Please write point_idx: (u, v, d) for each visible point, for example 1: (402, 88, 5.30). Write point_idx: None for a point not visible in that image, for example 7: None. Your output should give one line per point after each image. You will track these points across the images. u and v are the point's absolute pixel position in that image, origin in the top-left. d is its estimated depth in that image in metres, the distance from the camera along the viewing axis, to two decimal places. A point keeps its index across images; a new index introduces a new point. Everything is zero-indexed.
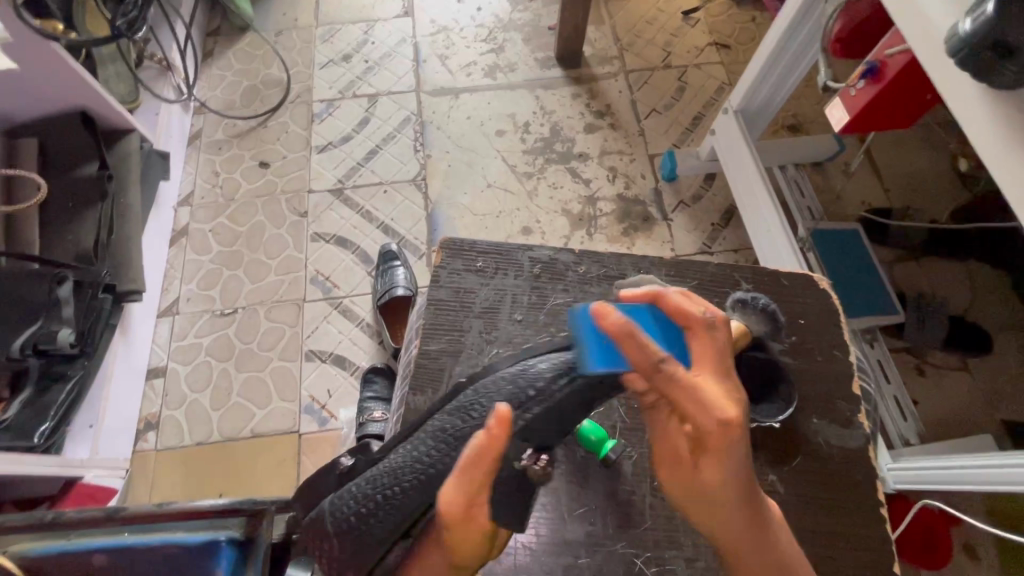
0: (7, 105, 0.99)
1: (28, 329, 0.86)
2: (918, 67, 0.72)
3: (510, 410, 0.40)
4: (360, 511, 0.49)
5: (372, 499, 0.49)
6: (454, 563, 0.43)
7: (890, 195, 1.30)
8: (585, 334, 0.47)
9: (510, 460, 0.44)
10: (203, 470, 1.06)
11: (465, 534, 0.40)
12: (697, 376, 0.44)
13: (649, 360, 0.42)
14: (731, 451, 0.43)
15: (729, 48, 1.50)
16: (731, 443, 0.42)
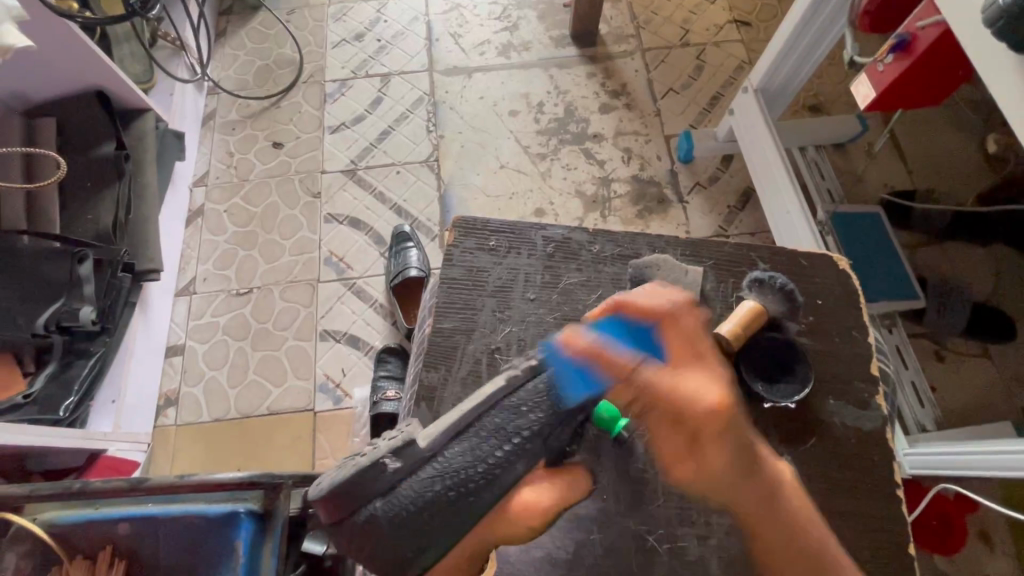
0: (25, 84, 1.00)
1: (51, 306, 0.88)
2: (950, 40, 0.69)
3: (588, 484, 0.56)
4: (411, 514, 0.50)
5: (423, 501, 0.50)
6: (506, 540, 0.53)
7: (914, 176, 1.26)
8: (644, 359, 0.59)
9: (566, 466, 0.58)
10: (221, 445, 1.09)
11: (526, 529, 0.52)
12: (678, 375, 0.56)
13: (623, 366, 0.56)
14: (729, 424, 0.54)
15: (749, 25, 1.46)
16: (727, 419, 0.54)
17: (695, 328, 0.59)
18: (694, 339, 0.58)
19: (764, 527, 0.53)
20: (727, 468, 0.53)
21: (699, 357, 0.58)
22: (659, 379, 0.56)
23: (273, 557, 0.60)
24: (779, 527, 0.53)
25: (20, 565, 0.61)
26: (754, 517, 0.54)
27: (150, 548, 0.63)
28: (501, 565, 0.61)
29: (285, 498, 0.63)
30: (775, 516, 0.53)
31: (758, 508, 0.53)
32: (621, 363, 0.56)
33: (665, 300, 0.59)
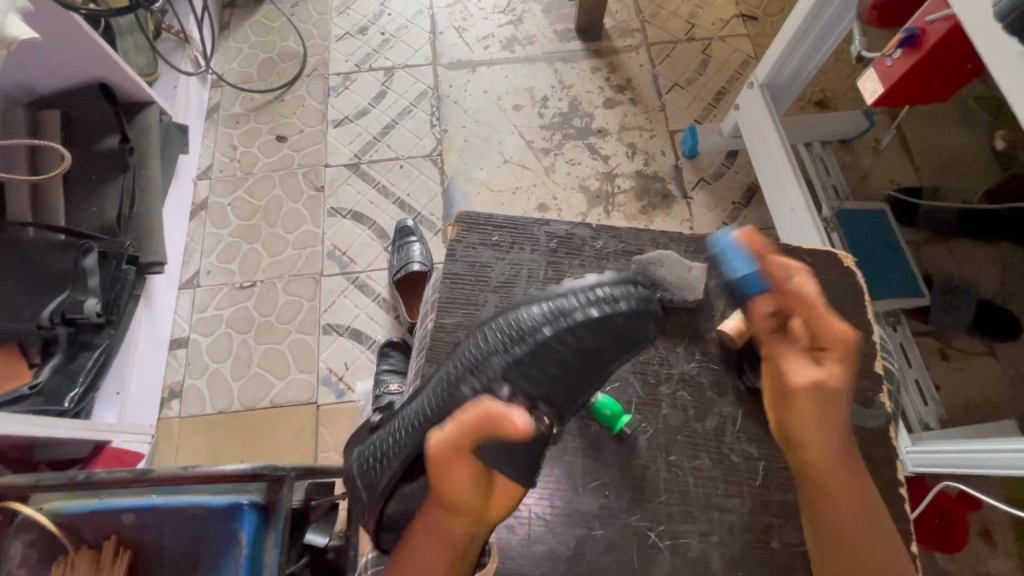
0: (29, 76, 1.00)
1: (56, 298, 0.89)
2: (959, 35, 0.68)
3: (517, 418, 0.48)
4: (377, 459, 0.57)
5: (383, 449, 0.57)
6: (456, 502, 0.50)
7: (920, 173, 1.25)
8: (601, 296, 0.54)
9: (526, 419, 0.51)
10: (224, 437, 1.09)
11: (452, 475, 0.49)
12: (825, 306, 0.57)
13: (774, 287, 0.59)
14: (844, 378, 0.55)
15: (755, 19, 1.44)
16: (841, 367, 0.55)
17: (816, 287, 0.58)
18: (811, 298, 0.57)
19: (825, 484, 0.55)
20: (825, 414, 0.54)
21: (812, 309, 0.57)
22: (806, 302, 0.57)
23: (276, 549, 0.61)
24: (843, 484, 0.55)
25: (26, 555, 0.61)
26: (830, 473, 0.55)
27: (155, 541, 0.63)
28: (503, 559, 0.61)
29: (288, 490, 0.63)
30: (848, 480, 0.55)
31: (828, 448, 0.55)
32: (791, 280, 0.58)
33: (800, 262, 0.59)
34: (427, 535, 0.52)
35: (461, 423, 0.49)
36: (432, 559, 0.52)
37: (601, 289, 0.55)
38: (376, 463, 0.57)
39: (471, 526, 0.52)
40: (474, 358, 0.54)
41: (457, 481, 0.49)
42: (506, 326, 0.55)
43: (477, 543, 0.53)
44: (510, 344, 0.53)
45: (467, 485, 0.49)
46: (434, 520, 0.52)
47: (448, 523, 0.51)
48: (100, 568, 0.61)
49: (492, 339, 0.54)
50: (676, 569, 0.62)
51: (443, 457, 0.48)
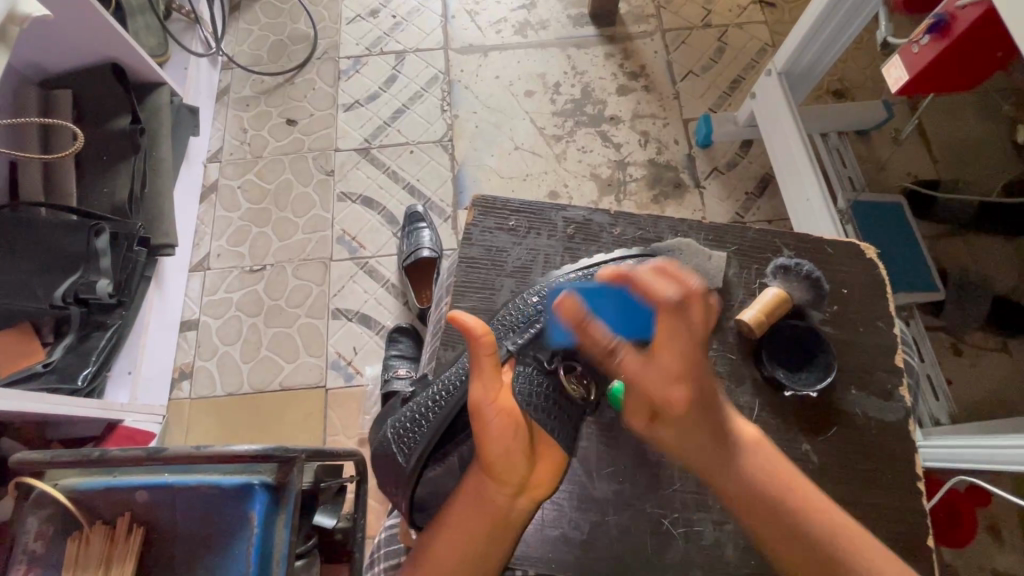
0: (40, 55, 0.99)
1: (68, 279, 0.89)
2: (991, 21, 0.67)
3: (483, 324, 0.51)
4: (411, 429, 0.57)
5: (415, 417, 0.58)
6: (504, 471, 0.51)
7: (939, 166, 1.23)
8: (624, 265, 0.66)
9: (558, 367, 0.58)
10: (234, 420, 1.10)
11: (493, 420, 0.51)
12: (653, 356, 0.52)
13: (605, 344, 0.55)
14: (686, 397, 0.52)
15: (773, 6, 1.42)
16: (682, 392, 0.52)
17: (679, 324, 0.49)
18: (676, 332, 0.50)
19: (722, 483, 0.54)
20: (677, 430, 0.54)
21: (684, 347, 0.50)
22: (632, 364, 0.53)
23: (286, 530, 0.61)
24: (737, 475, 0.53)
25: (43, 528, 0.62)
26: (705, 468, 0.54)
27: (167, 518, 0.64)
28: (518, 544, 0.61)
29: (298, 473, 0.63)
30: (740, 476, 0.53)
31: (703, 445, 0.54)
32: (603, 344, 0.55)
33: (669, 292, 0.49)
34: (473, 508, 0.52)
35: (481, 360, 0.51)
36: (475, 531, 0.51)
37: (623, 260, 0.66)
38: (411, 432, 0.57)
39: (513, 494, 0.52)
40: (521, 318, 0.62)
41: (496, 431, 0.51)
42: (545, 291, 0.64)
43: (520, 517, 0.53)
44: (550, 304, 0.62)
45: (502, 441, 0.51)
46: (480, 489, 0.52)
47: (493, 492, 0.52)
48: (115, 543, 0.62)
49: (534, 300, 0.64)
50: (689, 554, 0.62)
51: (483, 404, 0.51)
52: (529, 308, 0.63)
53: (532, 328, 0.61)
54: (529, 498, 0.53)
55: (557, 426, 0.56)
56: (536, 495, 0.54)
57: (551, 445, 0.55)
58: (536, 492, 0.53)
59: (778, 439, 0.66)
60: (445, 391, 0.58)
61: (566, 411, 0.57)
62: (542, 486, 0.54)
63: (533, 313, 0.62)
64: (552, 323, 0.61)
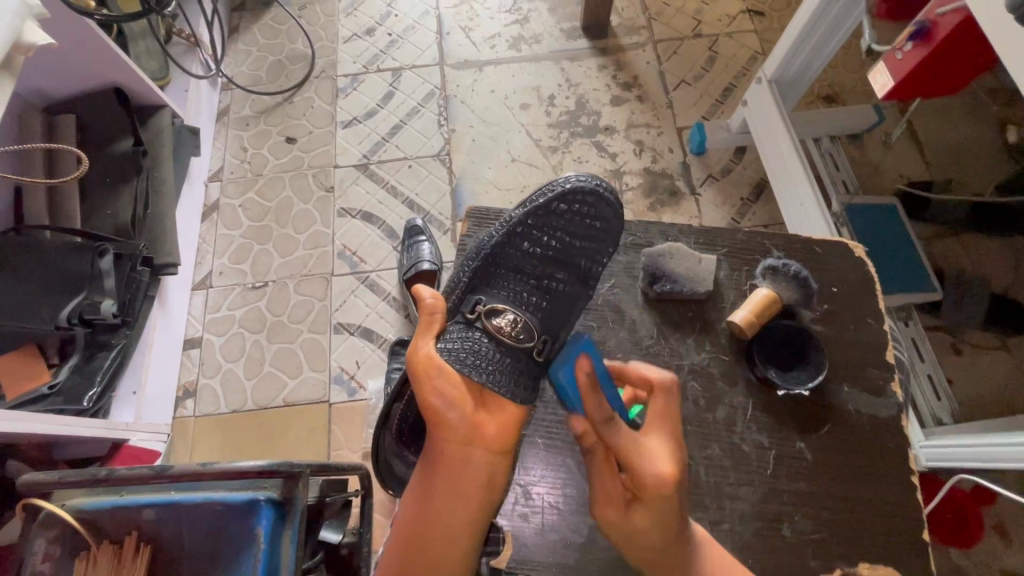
0: (45, 82, 1.02)
1: (74, 300, 0.90)
2: (971, 27, 0.68)
3: (419, 287, 0.58)
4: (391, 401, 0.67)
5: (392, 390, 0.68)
6: (436, 410, 0.53)
7: (932, 167, 1.24)
8: (541, 196, 0.62)
9: (484, 317, 0.59)
10: (237, 436, 1.11)
11: (419, 365, 0.55)
12: (644, 438, 0.53)
13: (603, 415, 0.53)
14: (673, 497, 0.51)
15: (762, 15, 1.44)
16: (675, 492, 0.51)
17: (671, 404, 0.56)
18: (665, 414, 0.56)
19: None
20: (660, 534, 0.52)
21: (675, 431, 0.55)
22: (623, 437, 0.53)
23: (292, 545, 0.62)
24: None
25: (50, 550, 0.62)
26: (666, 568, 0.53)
27: (173, 535, 0.64)
28: (518, 546, 0.62)
29: (303, 488, 0.64)
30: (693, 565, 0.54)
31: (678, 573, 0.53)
32: (604, 412, 0.53)
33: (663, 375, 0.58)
34: (426, 467, 0.54)
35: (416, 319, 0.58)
36: (432, 495, 0.53)
37: (542, 191, 0.62)
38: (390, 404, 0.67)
39: (463, 444, 0.53)
40: (450, 281, 0.64)
41: (426, 377, 0.54)
42: (470, 252, 0.65)
43: (478, 473, 0.53)
44: (472, 261, 0.63)
45: (433, 379, 0.53)
46: (430, 445, 0.54)
47: (440, 443, 0.53)
48: (121, 563, 0.63)
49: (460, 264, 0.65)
50: None
51: (412, 356, 0.56)
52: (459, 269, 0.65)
53: (457, 288, 0.62)
54: (483, 450, 0.53)
55: (496, 374, 0.56)
56: (490, 445, 0.53)
57: (497, 396, 0.55)
58: (488, 443, 0.53)
59: (773, 438, 0.66)
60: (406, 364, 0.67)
61: (503, 360, 0.57)
62: (492, 435, 0.54)
63: (459, 274, 0.64)
64: (474, 281, 0.63)
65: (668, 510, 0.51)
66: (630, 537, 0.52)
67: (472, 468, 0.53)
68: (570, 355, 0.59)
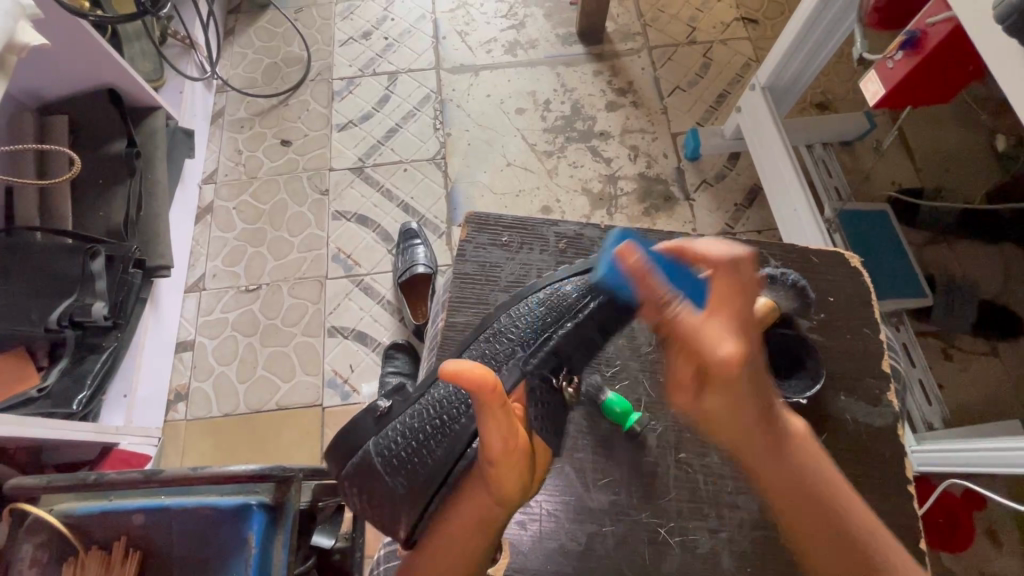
0: (37, 83, 1.01)
1: (63, 303, 0.88)
2: (961, 37, 0.70)
3: (451, 368, 0.44)
4: (412, 457, 0.54)
5: (415, 444, 0.55)
6: (513, 493, 0.47)
7: (922, 174, 1.26)
8: None
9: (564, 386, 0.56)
10: (230, 440, 1.10)
11: (514, 460, 0.45)
12: (703, 320, 0.47)
13: (659, 295, 0.53)
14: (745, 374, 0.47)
15: (756, 23, 1.46)
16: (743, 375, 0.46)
17: (735, 283, 0.48)
18: (737, 293, 0.48)
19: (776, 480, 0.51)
20: (733, 370, 0.46)
21: (743, 310, 0.48)
22: (686, 322, 0.48)
23: (284, 550, 0.62)
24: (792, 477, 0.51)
25: (38, 555, 0.61)
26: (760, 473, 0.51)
27: (164, 542, 0.63)
28: (515, 555, 0.62)
29: (296, 491, 0.64)
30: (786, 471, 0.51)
31: (767, 458, 0.51)
32: (659, 295, 0.53)
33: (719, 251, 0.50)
34: (469, 524, 0.50)
35: (498, 412, 0.44)
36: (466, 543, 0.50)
37: None
38: (408, 457, 0.55)
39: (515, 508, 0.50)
40: (530, 330, 0.58)
41: (507, 474, 0.46)
42: (549, 298, 0.61)
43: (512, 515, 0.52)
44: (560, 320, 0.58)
45: (513, 466, 0.45)
46: (482, 509, 0.49)
47: (495, 511, 0.49)
48: (110, 568, 0.62)
49: (540, 312, 0.59)
50: (686, 564, 0.63)
51: (510, 452, 0.45)
52: (533, 320, 0.59)
53: (545, 347, 0.56)
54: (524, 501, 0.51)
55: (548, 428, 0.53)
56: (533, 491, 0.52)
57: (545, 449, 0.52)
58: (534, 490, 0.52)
59: None
60: (450, 414, 0.55)
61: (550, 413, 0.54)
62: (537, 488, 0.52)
63: (528, 321, 0.59)
64: (561, 338, 0.57)
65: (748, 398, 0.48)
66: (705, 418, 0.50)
67: (500, 518, 0.50)
68: (607, 256, 0.58)
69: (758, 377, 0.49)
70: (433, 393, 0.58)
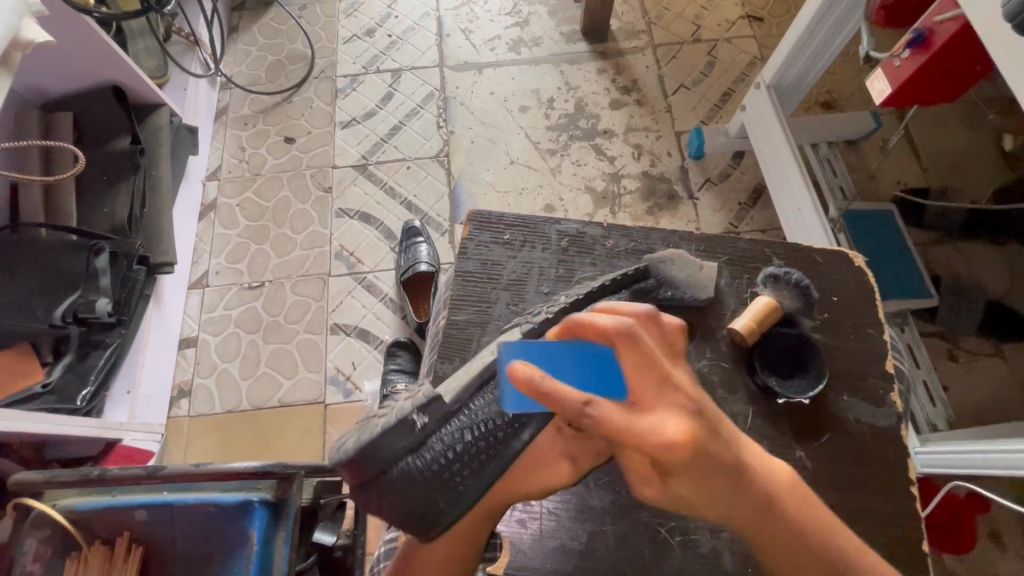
0: (42, 79, 1.01)
1: (68, 299, 0.89)
2: (969, 35, 0.69)
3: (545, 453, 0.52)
4: (456, 472, 0.50)
5: (461, 461, 0.50)
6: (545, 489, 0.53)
7: (928, 174, 1.25)
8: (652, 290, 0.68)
9: None
10: (232, 436, 1.10)
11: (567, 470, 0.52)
12: (638, 413, 0.37)
13: (576, 401, 0.36)
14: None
15: (761, 21, 1.45)
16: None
17: (642, 353, 0.39)
18: (646, 359, 0.39)
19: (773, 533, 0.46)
20: (688, 446, 0.37)
21: (665, 377, 0.39)
22: (615, 415, 0.36)
23: (285, 548, 0.62)
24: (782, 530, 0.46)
25: (40, 550, 0.61)
26: (752, 531, 0.46)
27: (166, 537, 0.64)
28: (516, 553, 0.62)
29: (298, 488, 0.64)
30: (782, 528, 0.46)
31: (754, 519, 0.45)
32: (574, 397, 0.36)
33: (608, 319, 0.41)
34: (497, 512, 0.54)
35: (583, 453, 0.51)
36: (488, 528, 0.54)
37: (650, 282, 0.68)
38: (453, 476, 0.50)
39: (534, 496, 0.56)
40: None
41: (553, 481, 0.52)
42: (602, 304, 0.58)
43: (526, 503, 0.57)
44: None
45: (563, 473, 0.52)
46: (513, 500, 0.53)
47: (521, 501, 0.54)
48: (112, 564, 0.63)
49: None
50: (687, 564, 0.62)
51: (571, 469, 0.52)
52: None
53: None
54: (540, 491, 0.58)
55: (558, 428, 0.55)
56: None
57: None
58: None
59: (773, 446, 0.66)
60: (500, 433, 0.51)
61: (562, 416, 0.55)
62: None
63: None
64: None
65: (718, 456, 0.41)
66: (681, 502, 0.42)
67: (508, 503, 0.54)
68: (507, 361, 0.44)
69: (708, 443, 0.39)
70: (475, 410, 0.51)
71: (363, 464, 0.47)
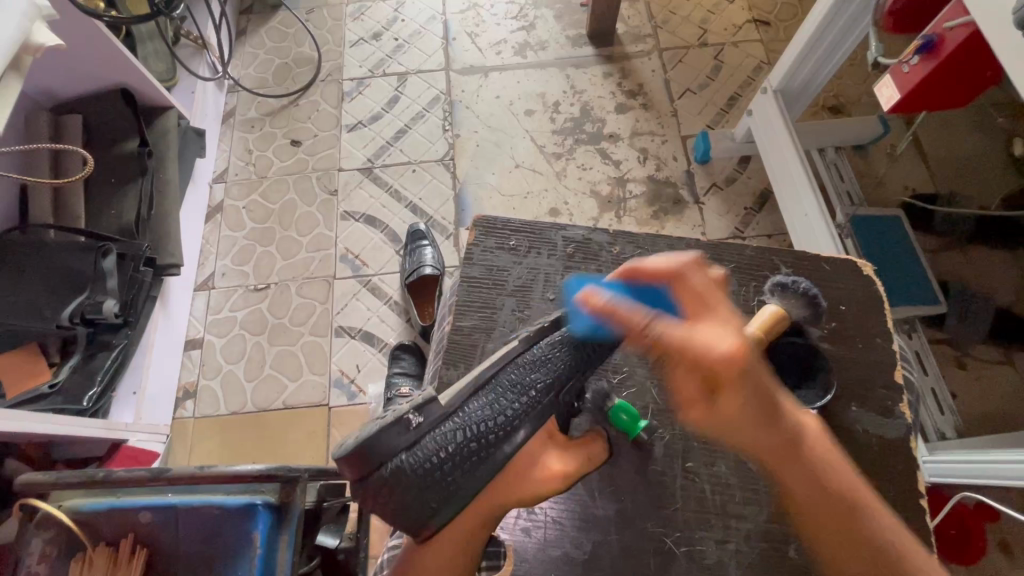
0: (51, 81, 1.02)
1: (76, 299, 0.90)
2: (978, 41, 0.68)
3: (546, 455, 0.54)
4: (447, 473, 0.49)
5: (451, 457, 0.49)
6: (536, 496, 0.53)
7: (937, 180, 1.24)
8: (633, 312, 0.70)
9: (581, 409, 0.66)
10: (236, 437, 1.10)
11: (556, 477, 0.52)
12: (689, 327, 0.51)
13: (636, 320, 0.53)
14: (749, 371, 0.49)
15: (768, 25, 1.44)
16: (745, 375, 0.49)
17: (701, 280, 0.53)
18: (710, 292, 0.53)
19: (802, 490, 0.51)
20: (733, 364, 0.49)
21: (718, 311, 0.52)
22: (670, 331, 0.51)
23: (289, 551, 0.62)
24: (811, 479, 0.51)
25: (47, 550, 0.61)
26: (785, 473, 0.51)
27: (171, 541, 0.63)
28: (519, 561, 0.62)
29: (302, 492, 0.65)
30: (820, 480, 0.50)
31: (791, 459, 0.51)
32: (633, 317, 0.54)
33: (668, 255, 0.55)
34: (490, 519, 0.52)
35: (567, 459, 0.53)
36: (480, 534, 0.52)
37: None
38: (444, 472, 0.49)
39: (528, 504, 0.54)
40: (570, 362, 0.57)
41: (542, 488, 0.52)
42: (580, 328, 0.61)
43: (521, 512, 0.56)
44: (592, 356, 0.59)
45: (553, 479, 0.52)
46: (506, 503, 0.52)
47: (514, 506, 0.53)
48: (116, 566, 0.62)
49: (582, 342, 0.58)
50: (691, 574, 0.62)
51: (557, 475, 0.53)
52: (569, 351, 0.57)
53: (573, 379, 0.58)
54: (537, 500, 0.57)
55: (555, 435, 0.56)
56: None
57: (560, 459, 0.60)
58: None
59: None
60: (494, 433, 0.51)
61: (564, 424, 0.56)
62: None
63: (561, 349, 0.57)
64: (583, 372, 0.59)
65: (757, 388, 0.50)
66: (719, 427, 0.51)
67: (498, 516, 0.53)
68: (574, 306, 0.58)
69: (758, 364, 0.50)
70: (470, 410, 0.52)
71: (364, 458, 0.48)
